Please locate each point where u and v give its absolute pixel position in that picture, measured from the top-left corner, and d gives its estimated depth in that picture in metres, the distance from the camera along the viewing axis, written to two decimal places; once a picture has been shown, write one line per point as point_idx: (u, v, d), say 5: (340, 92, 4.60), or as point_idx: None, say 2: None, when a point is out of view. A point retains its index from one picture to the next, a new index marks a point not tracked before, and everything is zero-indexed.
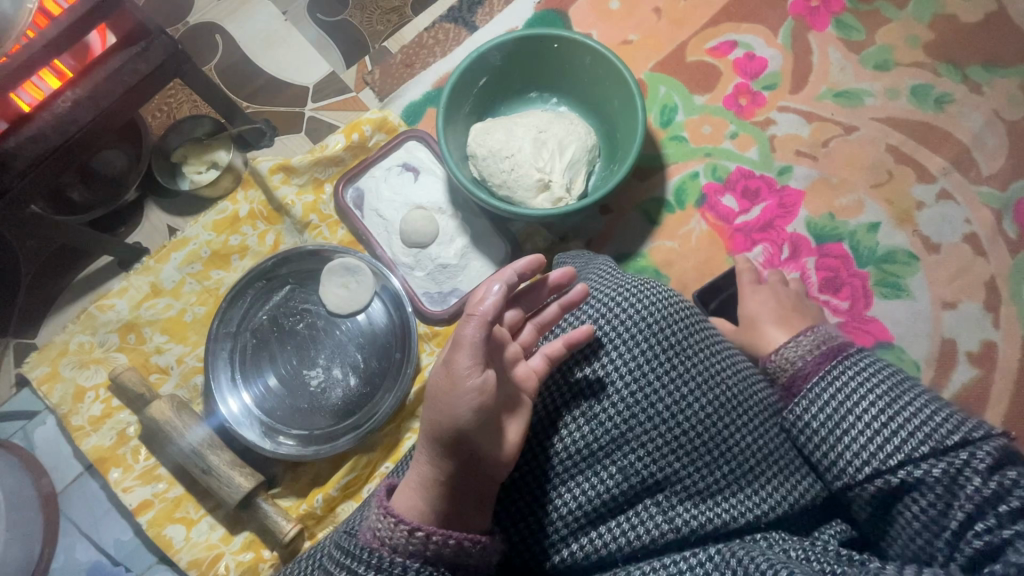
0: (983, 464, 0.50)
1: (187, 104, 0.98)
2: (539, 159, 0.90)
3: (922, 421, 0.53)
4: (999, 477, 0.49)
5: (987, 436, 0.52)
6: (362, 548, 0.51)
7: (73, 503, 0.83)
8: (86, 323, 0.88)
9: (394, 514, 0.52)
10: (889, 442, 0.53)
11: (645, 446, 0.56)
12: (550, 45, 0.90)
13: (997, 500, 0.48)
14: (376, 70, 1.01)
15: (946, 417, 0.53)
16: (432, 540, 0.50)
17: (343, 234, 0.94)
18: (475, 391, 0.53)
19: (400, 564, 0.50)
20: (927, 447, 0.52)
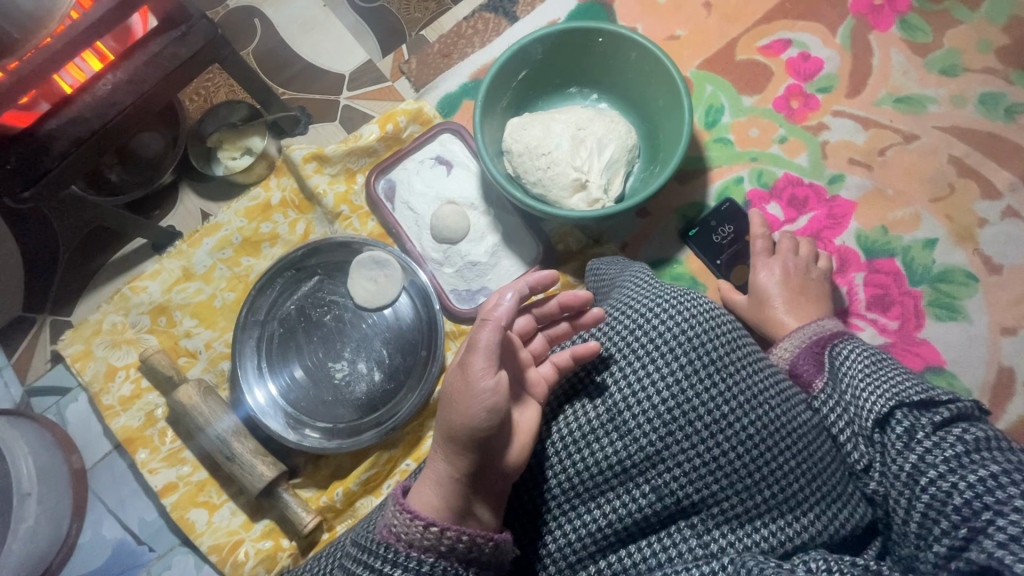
0: (937, 419, 0.51)
1: (224, 88, 0.98)
2: (576, 158, 0.87)
3: (892, 387, 0.54)
4: (946, 432, 0.51)
5: (951, 398, 0.53)
6: (376, 543, 0.50)
7: (101, 480, 0.85)
8: (119, 304, 0.89)
9: (411, 509, 0.50)
10: (872, 415, 0.54)
11: (671, 455, 0.53)
12: (595, 40, 0.86)
13: (959, 454, 0.49)
14: (413, 60, 0.99)
15: (912, 381, 0.54)
16: (446, 533, 0.49)
17: (373, 227, 0.94)
18: (490, 392, 0.51)
19: (416, 559, 0.49)
20: (893, 403, 0.53)
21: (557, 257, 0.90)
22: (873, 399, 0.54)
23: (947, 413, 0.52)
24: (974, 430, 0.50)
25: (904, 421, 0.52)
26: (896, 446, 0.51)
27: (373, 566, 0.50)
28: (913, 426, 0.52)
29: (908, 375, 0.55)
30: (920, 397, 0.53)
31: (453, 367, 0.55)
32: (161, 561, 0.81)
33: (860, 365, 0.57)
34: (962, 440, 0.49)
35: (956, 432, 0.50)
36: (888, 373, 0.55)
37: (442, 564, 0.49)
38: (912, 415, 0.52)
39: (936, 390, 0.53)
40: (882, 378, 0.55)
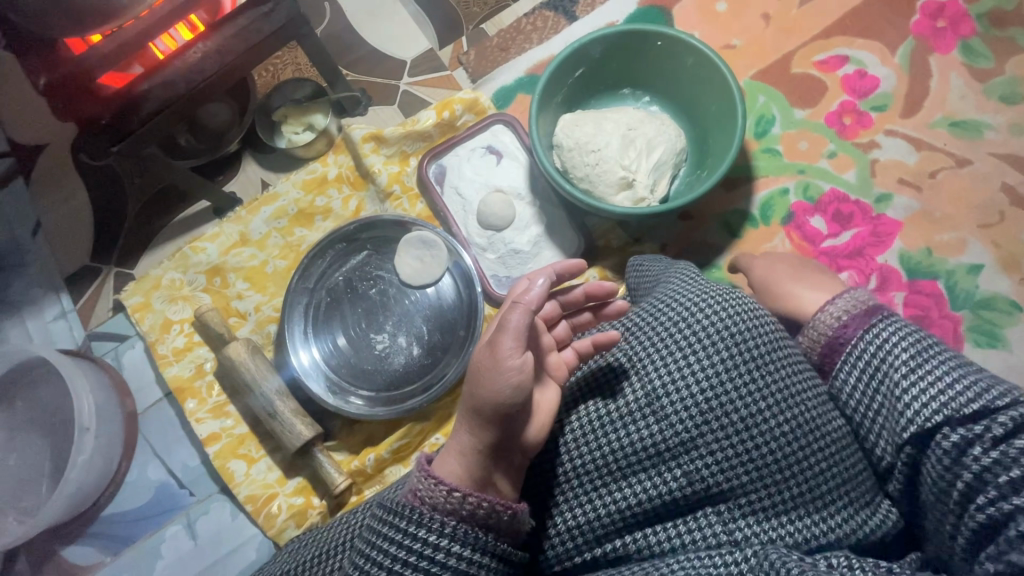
0: (998, 432, 0.47)
1: (291, 66, 1.02)
2: (624, 157, 0.89)
3: (939, 390, 0.50)
4: (1004, 446, 0.46)
5: (1014, 401, 0.48)
6: (400, 507, 0.53)
7: (149, 425, 0.90)
8: (179, 262, 0.95)
9: (434, 475, 0.53)
10: (916, 419, 0.51)
11: (695, 445, 0.55)
12: (653, 43, 0.88)
13: (1013, 462, 0.45)
14: (472, 52, 1.03)
15: (965, 381, 0.50)
16: (470, 499, 0.52)
17: (421, 208, 0.97)
18: (515, 370, 0.55)
19: (439, 521, 0.52)
20: (943, 414, 0.49)
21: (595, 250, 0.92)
22: (915, 409, 0.51)
23: (1007, 419, 0.47)
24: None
25: (948, 429, 0.49)
26: (942, 459, 0.49)
27: (398, 529, 0.52)
28: (961, 437, 0.48)
29: (962, 373, 0.51)
30: (971, 404, 0.49)
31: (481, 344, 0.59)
32: (200, 506, 0.86)
33: (905, 360, 0.53)
34: (1016, 448, 0.46)
35: (1013, 441, 0.46)
36: (936, 375, 0.51)
37: (465, 527, 0.52)
38: (956, 422, 0.49)
39: (994, 393, 0.49)
40: (926, 382, 0.51)
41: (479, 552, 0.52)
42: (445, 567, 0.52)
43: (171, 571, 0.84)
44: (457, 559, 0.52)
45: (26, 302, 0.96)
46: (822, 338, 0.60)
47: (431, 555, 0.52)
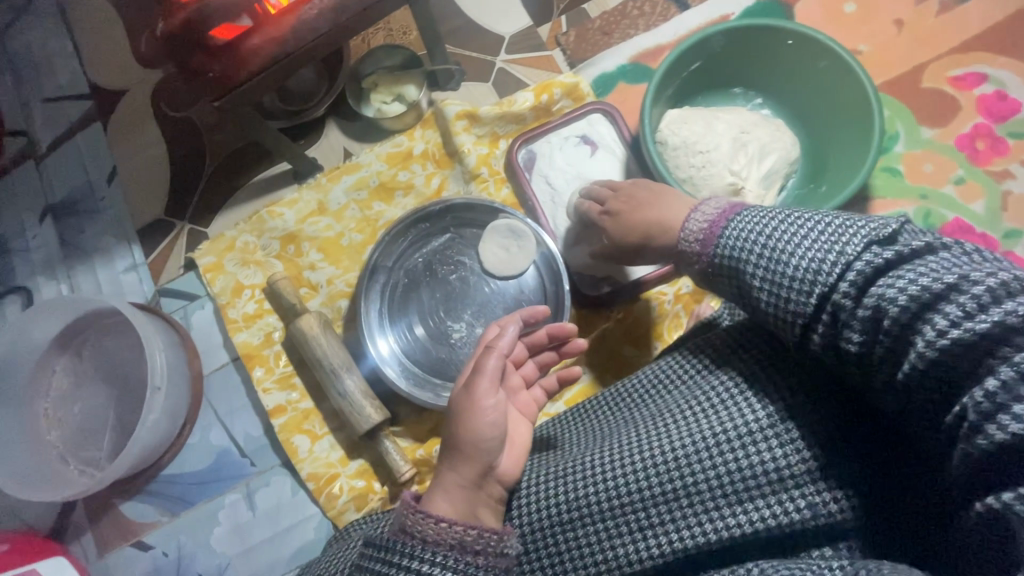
0: (874, 257, 0.44)
1: (382, 31, 0.98)
2: (734, 161, 0.83)
3: (810, 239, 0.47)
4: (868, 261, 0.44)
5: (868, 246, 0.44)
6: (392, 543, 0.53)
7: (214, 388, 0.88)
8: (255, 225, 0.92)
9: (421, 510, 0.54)
10: (818, 268, 0.46)
11: (712, 484, 0.50)
12: (783, 41, 0.81)
13: (896, 324, 0.42)
14: (572, 33, 0.97)
15: (821, 239, 0.47)
16: (455, 528, 0.53)
17: (507, 194, 0.92)
18: (491, 409, 0.62)
19: (430, 554, 0.52)
20: (811, 260, 0.46)
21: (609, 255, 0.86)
22: (811, 267, 0.46)
23: (859, 270, 0.44)
24: (901, 276, 0.42)
25: (830, 298, 0.45)
26: (847, 305, 0.44)
27: (394, 565, 0.52)
28: (838, 301, 0.45)
29: (809, 236, 0.48)
30: (842, 267, 0.45)
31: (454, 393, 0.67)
32: (260, 477, 0.84)
33: (749, 232, 0.52)
34: (889, 300, 0.42)
35: (875, 291, 0.43)
36: (778, 250, 0.49)
37: (462, 559, 0.51)
38: (834, 287, 0.45)
39: (845, 245, 0.45)
40: (776, 257, 0.49)
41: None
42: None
43: (226, 539, 0.83)
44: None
45: (98, 251, 0.95)
46: (695, 246, 0.58)
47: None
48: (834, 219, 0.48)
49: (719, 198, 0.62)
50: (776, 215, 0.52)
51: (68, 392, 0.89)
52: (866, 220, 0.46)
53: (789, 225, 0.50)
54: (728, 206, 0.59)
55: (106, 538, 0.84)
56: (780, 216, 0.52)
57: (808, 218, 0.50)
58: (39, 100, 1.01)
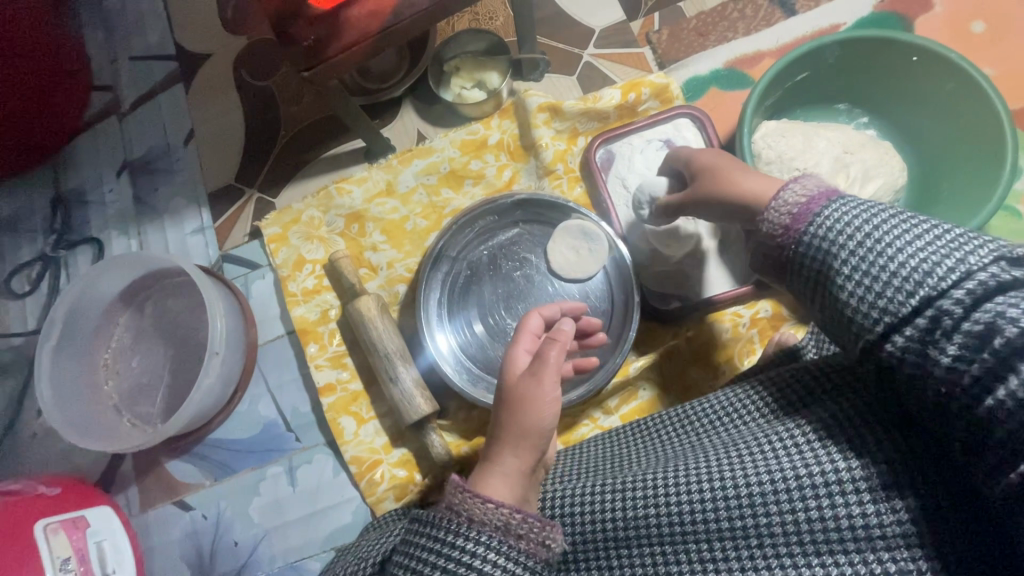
0: (990, 276, 0.38)
1: (467, 15, 0.96)
2: (834, 183, 0.77)
3: (930, 241, 0.41)
4: (988, 279, 0.38)
5: (992, 260, 0.39)
6: (433, 516, 0.49)
7: (268, 359, 0.88)
8: (322, 201, 0.91)
9: (470, 488, 0.49)
10: (926, 275, 0.40)
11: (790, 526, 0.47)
12: (906, 57, 0.74)
13: (1001, 352, 0.37)
14: (665, 31, 0.92)
15: (935, 244, 0.41)
16: (502, 511, 0.48)
17: (579, 194, 0.89)
18: (551, 403, 0.55)
19: (475, 537, 0.47)
20: (920, 264, 0.40)
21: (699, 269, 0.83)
22: (920, 271, 0.40)
23: (978, 282, 0.38)
24: (1020, 301, 0.37)
25: (933, 304, 0.39)
26: (949, 321, 0.39)
27: (433, 540, 0.47)
28: (941, 308, 0.39)
29: (926, 238, 0.41)
30: (955, 275, 0.39)
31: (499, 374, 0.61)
32: (304, 453, 0.84)
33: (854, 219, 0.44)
34: (1008, 320, 0.37)
35: (991, 309, 0.37)
36: (884, 245, 0.42)
37: (508, 544, 0.47)
38: (940, 294, 0.39)
39: (965, 255, 0.39)
40: (875, 253, 0.43)
41: (519, 565, 0.46)
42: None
43: (265, 511, 0.83)
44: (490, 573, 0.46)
45: (168, 210, 0.96)
46: (782, 220, 0.49)
47: (461, 567, 0.46)
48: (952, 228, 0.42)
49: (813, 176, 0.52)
50: (883, 209, 0.44)
51: (128, 345, 0.91)
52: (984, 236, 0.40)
53: (900, 219, 0.43)
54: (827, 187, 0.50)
55: (149, 494, 0.85)
56: (886, 210, 0.45)
57: (921, 219, 0.43)
58: (127, 57, 1.03)
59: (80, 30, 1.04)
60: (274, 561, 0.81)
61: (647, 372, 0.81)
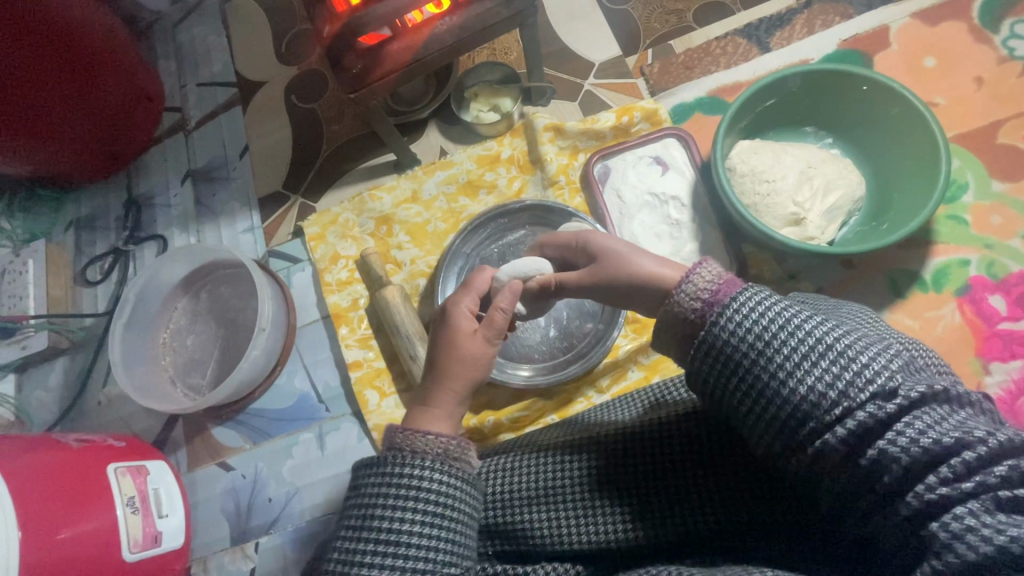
0: (890, 385, 0.45)
1: (486, 51, 1.12)
2: (799, 193, 0.88)
3: (838, 352, 0.48)
4: (894, 393, 0.45)
5: (888, 369, 0.46)
6: (381, 458, 0.57)
7: (304, 340, 1.01)
8: (357, 205, 1.05)
9: (413, 427, 0.59)
10: (836, 381, 0.47)
11: (643, 497, 0.58)
12: (858, 87, 0.87)
13: (890, 483, 0.44)
14: (656, 65, 1.07)
15: (841, 353, 0.48)
16: (439, 439, 0.58)
17: (579, 202, 1.01)
18: None
19: (419, 462, 0.56)
20: (831, 371, 0.47)
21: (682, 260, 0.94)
22: (832, 379, 0.47)
23: (858, 421, 0.45)
24: (920, 417, 0.44)
25: (821, 436, 0.47)
26: (862, 425, 0.45)
27: (384, 476, 0.55)
28: (828, 443, 0.46)
29: (814, 360, 0.48)
30: (840, 409, 0.46)
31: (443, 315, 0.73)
32: (332, 422, 0.96)
33: (768, 322, 0.51)
34: (891, 458, 0.43)
35: (876, 444, 0.44)
36: (778, 366, 0.49)
37: (444, 465, 0.56)
38: (829, 428, 0.46)
39: (870, 368, 0.46)
40: (793, 360, 0.49)
41: (453, 482, 0.55)
42: (422, 502, 0.54)
43: (296, 471, 0.94)
44: (436, 492, 0.54)
45: (223, 212, 1.11)
46: (695, 306, 0.57)
47: (412, 495, 0.54)
48: (837, 342, 0.48)
49: (714, 262, 0.61)
50: (789, 312, 0.51)
51: (184, 326, 1.04)
52: (884, 351, 0.47)
53: (790, 338, 0.50)
54: (732, 276, 0.58)
55: (196, 455, 0.97)
56: (779, 317, 0.51)
57: (808, 333, 0.50)
58: (195, 84, 1.21)
59: (158, 62, 1.23)
60: (302, 516, 0.92)
61: (635, 356, 0.91)
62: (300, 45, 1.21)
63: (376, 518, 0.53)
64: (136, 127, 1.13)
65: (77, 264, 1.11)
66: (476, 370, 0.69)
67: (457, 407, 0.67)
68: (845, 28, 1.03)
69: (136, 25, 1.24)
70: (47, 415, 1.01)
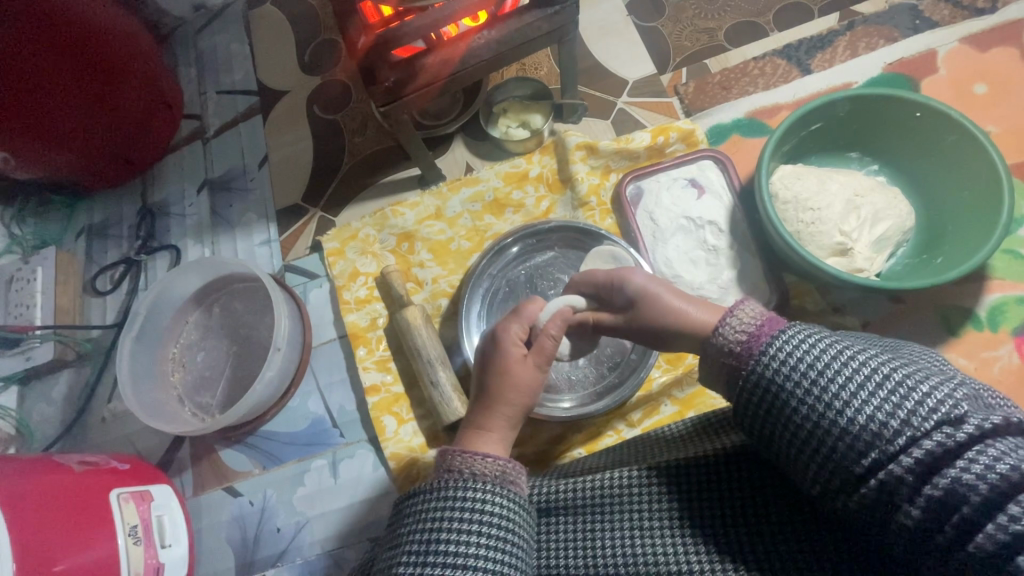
0: (954, 412, 0.41)
1: (516, 66, 1.10)
2: (845, 222, 0.84)
3: (893, 382, 0.44)
4: (960, 420, 0.40)
5: (949, 395, 0.42)
6: (433, 483, 0.54)
7: (320, 360, 0.97)
8: (378, 220, 1.01)
9: (467, 451, 0.56)
10: (897, 411, 0.42)
11: (678, 538, 0.53)
12: (911, 113, 0.83)
13: (965, 518, 0.39)
14: (691, 84, 1.03)
15: (897, 382, 0.43)
16: (496, 463, 0.55)
17: (610, 224, 0.97)
18: None
19: (469, 487, 0.53)
20: (890, 401, 0.43)
21: (721, 289, 0.90)
22: (891, 411, 0.43)
23: (926, 451, 0.41)
24: (992, 446, 0.39)
25: (885, 467, 0.42)
26: (931, 456, 0.40)
27: (444, 498, 0.53)
28: (894, 474, 0.42)
29: (872, 389, 0.44)
30: (904, 438, 0.42)
31: (490, 343, 0.69)
32: (347, 448, 0.91)
33: (815, 353, 0.47)
34: (967, 487, 0.39)
35: (949, 474, 0.40)
36: (831, 395, 0.45)
37: (491, 489, 0.53)
38: (893, 458, 0.42)
39: (931, 394, 0.42)
40: (847, 391, 0.45)
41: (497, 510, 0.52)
42: (484, 527, 0.51)
43: (308, 500, 0.89)
44: (498, 517, 0.52)
45: (240, 223, 1.08)
46: (738, 339, 0.52)
47: (473, 517, 0.52)
48: (894, 369, 0.44)
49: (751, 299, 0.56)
50: (835, 343, 0.47)
51: (195, 341, 1.00)
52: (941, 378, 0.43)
53: (841, 365, 0.46)
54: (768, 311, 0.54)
55: (202, 479, 0.92)
56: (825, 343, 0.48)
57: (862, 361, 0.45)
58: (215, 92, 1.18)
59: (179, 69, 1.21)
60: (313, 548, 0.87)
61: (669, 390, 0.87)
62: (324, 55, 1.19)
63: (437, 542, 0.51)
64: (154, 134, 1.10)
65: (88, 273, 1.07)
66: (510, 406, 0.65)
67: (489, 445, 0.62)
68: (889, 51, 1.00)
69: (158, 31, 1.22)
70: (49, 431, 0.97)
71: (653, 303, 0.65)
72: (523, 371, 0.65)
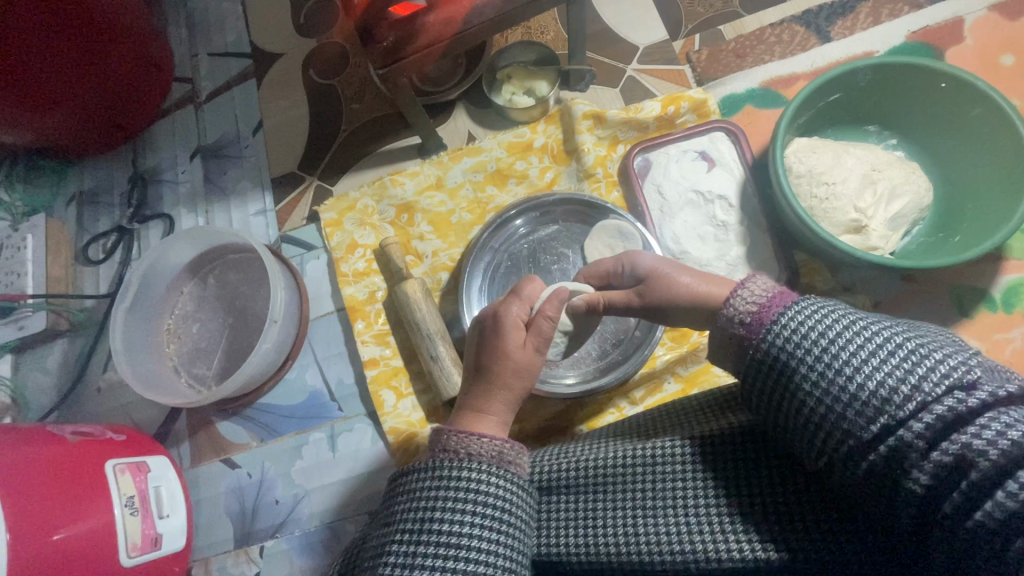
0: (965, 377, 0.39)
1: (520, 31, 1.05)
2: (861, 198, 0.81)
3: (903, 352, 0.42)
4: (971, 388, 0.39)
5: (960, 361, 0.40)
6: (430, 464, 0.53)
7: (318, 332, 0.95)
8: (377, 190, 0.98)
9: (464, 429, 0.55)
10: (906, 379, 0.41)
11: (681, 515, 0.52)
12: (936, 83, 0.79)
13: (975, 485, 0.37)
14: (704, 52, 0.99)
15: (908, 352, 0.42)
16: (495, 442, 0.54)
17: (616, 197, 0.94)
18: None
19: (467, 467, 0.52)
20: (899, 370, 0.41)
21: (729, 265, 0.88)
22: (899, 379, 0.41)
23: (937, 415, 0.39)
24: (1003, 413, 0.38)
25: (893, 434, 0.40)
26: (941, 422, 0.39)
27: (440, 478, 0.51)
28: (904, 439, 0.40)
29: (883, 357, 0.42)
30: (914, 404, 0.40)
31: (491, 319, 0.67)
32: (345, 422, 0.91)
33: (824, 326, 0.45)
34: (978, 453, 0.37)
35: (960, 439, 0.38)
36: (840, 363, 0.43)
37: (491, 469, 0.52)
38: (902, 424, 0.40)
39: (942, 361, 0.40)
40: (856, 361, 0.43)
41: (494, 489, 0.51)
42: (477, 507, 0.50)
43: (306, 473, 0.89)
44: (492, 496, 0.51)
45: (234, 192, 1.05)
46: (744, 314, 0.50)
47: (467, 497, 0.50)
48: (907, 339, 0.43)
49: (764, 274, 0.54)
50: (846, 314, 0.45)
51: (190, 312, 0.98)
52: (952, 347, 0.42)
53: (852, 335, 0.44)
54: (777, 286, 0.51)
55: (199, 451, 0.92)
56: (837, 315, 0.46)
57: (873, 331, 0.43)
58: (206, 54, 1.13)
59: (168, 29, 1.15)
60: (313, 519, 0.87)
61: (673, 367, 0.86)
62: (319, 16, 1.13)
63: (434, 520, 0.49)
64: (144, 97, 1.06)
65: (80, 241, 1.04)
66: (512, 383, 0.63)
67: (488, 428, 0.60)
68: (913, 19, 0.95)
69: None
70: (45, 401, 0.96)
71: (664, 281, 0.63)
72: (524, 351, 0.64)
